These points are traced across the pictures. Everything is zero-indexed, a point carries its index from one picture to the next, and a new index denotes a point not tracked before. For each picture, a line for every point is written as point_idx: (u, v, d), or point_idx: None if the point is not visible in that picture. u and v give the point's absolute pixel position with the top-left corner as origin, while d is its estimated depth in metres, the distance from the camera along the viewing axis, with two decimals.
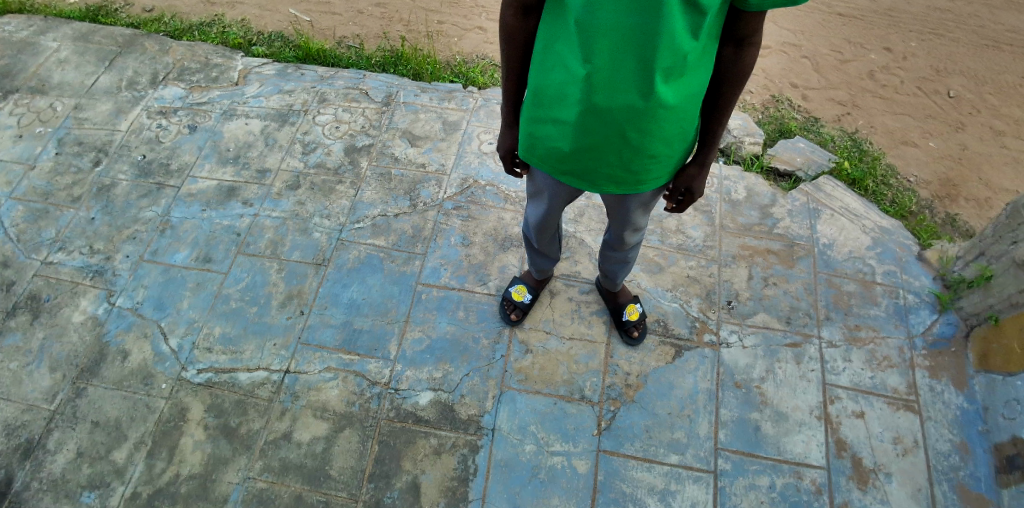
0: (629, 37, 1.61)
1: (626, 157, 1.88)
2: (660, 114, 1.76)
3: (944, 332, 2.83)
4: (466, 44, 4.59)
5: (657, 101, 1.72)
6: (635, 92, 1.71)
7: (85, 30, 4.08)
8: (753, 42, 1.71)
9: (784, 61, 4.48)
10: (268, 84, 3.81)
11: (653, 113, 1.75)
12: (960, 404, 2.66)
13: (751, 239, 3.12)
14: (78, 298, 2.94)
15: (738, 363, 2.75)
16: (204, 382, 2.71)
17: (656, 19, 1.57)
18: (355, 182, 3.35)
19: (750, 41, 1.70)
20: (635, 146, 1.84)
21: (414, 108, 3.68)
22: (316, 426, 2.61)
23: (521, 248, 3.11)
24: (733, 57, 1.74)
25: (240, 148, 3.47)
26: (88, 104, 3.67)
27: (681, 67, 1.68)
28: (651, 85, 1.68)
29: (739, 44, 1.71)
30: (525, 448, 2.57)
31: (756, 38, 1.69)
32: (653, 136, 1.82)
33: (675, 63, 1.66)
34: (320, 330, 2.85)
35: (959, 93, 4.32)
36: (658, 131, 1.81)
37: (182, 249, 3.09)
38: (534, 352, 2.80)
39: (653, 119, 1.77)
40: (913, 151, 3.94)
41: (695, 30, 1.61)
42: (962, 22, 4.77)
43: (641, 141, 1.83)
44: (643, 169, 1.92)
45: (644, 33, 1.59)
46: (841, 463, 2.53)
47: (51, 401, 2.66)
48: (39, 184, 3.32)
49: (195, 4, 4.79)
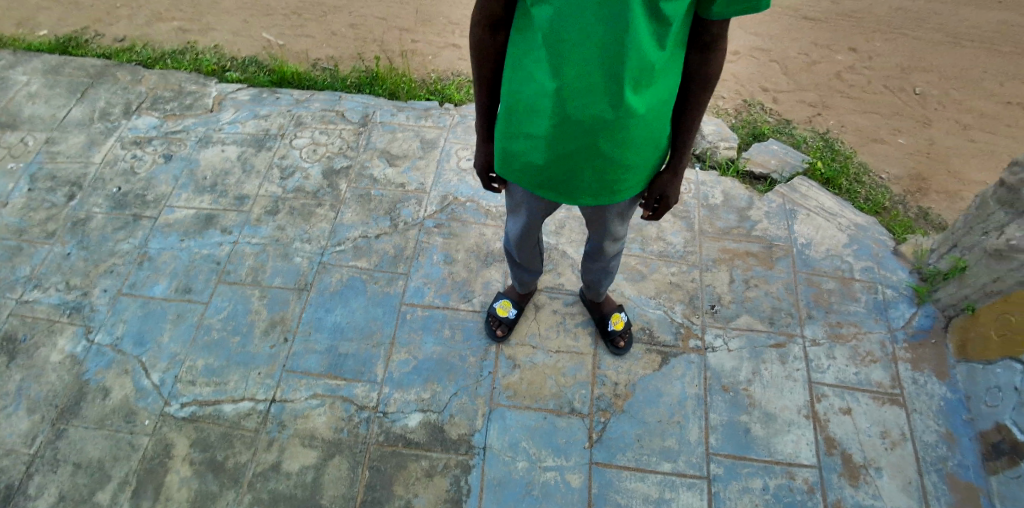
0: (596, 49, 1.62)
1: (600, 168, 1.89)
2: (631, 123, 1.77)
3: (924, 324, 2.86)
4: (441, 61, 4.61)
5: (628, 111, 1.73)
6: (606, 103, 1.72)
7: (55, 62, 4.04)
8: (717, 49, 1.74)
9: (753, 65, 4.54)
10: (243, 109, 3.79)
11: (625, 123, 1.76)
12: (944, 394, 2.69)
13: (731, 243, 3.14)
14: (55, 337, 2.89)
15: (724, 367, 2.76)
16: (188, 416, 2.66)
17: (622, 30, 1.58)
18: (334, 205, 3.33)
19: (714, 46, 1.73)
20: (608, 156, 1.85)
21: (390, 128, 3.68)
22: (305, 454, 2.58)
23: (504, 263, 3.11)
24: (699, 63, 1.77)
25: (217, 176, 3.44)
26: (60, 137, 3.63)
27: (648, 76, 1.69)
28: (621, 95, 1.69)
29: (704, 50, 1.75)
30: (517, 464, 2.55)
31: (720, 43, 1.72)
32: (626, 146, 1.83)
33: (643, 72, 1.67)
34: (305, 357, 2.82)
35: (924, 89, 4.40)
36: (631, 141, 1.82)
37: (161, 280, 3.05)
38: (521, 366, 2.79)
39: (625, 129, 1.78)
40: (883, 148, 4.00)
41: (660, 39, 1.64)
42: (924, 19, 4.86)
43: (615, 151, 1.84)
44: (618, 178, 1.93)
45: (611, 45, 1.61)
46: (832, 462, 2.54)
47: (31, 444, 2.60)
48: (12, 222, 3.26)
49: (166, 32, 4.77)
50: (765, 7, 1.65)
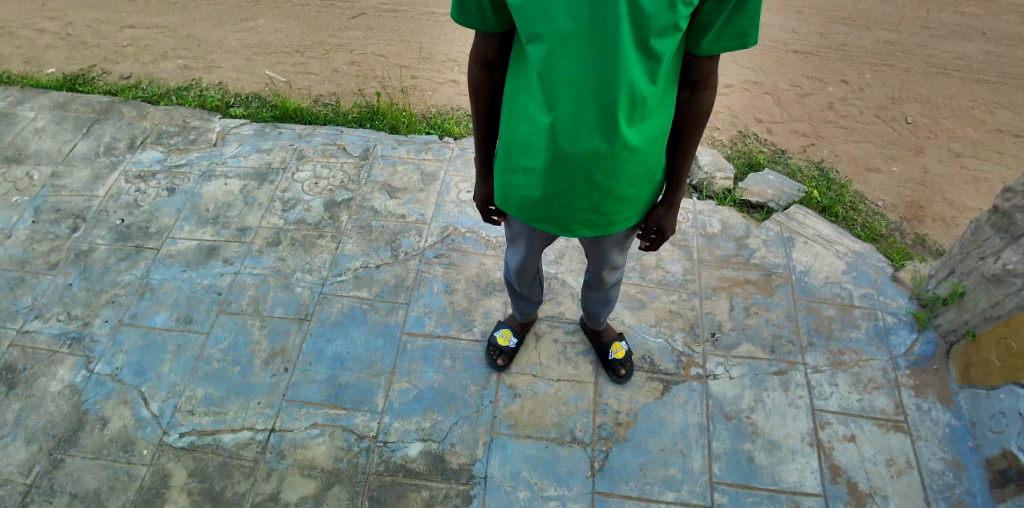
0: (588, 85, 1.66)
1: (595, 200, 1.92)
2: (625, 156, 1.80)
3: (925, 351, 2.86)
4: (440, 97, 4.69)
5: (621, 145, 1.77)
6: (599, 137, 1.75)
7: (62, 99, 4.12)
8: (708, 85, 1.79)
9: (747, 98, 4.63)
10: (246, 144, 3.84)
11: (618, 155, 1.79)
12: (948, 421, 2.68)
13: (730, 271, 3.16)
14: (55, 367, 2.88)
15: (726, 395, 2.75)
16: (186, 446, 2.64)
17: (613, 67, 1.62)
18: (336, 236, 3.36)
19: (703, 84, 1.79)
20: (603, 189, 1.88)
21: (391, 161, 3.73)
22: (304, 484, 2.55)
23: (504, 292, 3.12)
24: (690, 98, 1.82)
25: (220, 208, 3.48)
26: (66, 171, 3.68)
27: (641, 111, 1.73)
28: (614, 130, 1.73)
29: (693, 87, 1.80)
30: (518, 495, 2.52)
31: (709, 81, 1.78)
32: (620, 178, 1.87)
33: (635, 108, 1.71)
34: (305, 387, 2.81)
35: (916, 119, 4.48)
36: (624, 173, 1.85)
37: (162, 311, 3.06)
38: (522, 395, 2.78)
39: (618, 162, 1.81)
40: (877, 177, 4.06)
41: (652, 75, 1.68)
42: (912, 52, 4.97)
43: (609, 183, 1.87)
44: (612, 209, 1.96)
45: (603, 82, 1.65)
46: (837, 490, 2.51)
47: (27, 474, 2.58)
48: (15, 253, 3.28)
49: (172, 70, 4.88)
50: (752, 42, 1.70)
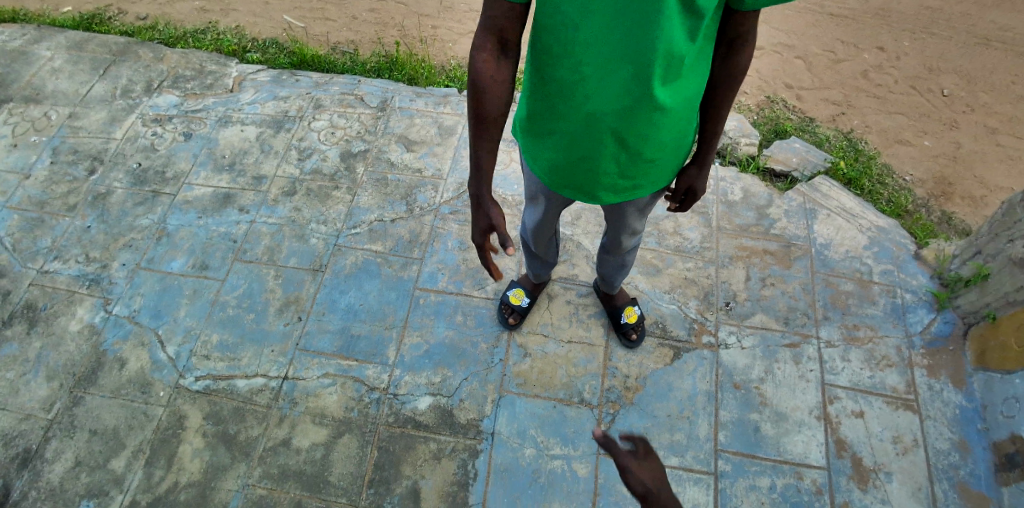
0: (624, 45, 1.59)
1: (624, 164, 1.88)
2: (658, 118, 1.75)
3: (942, 331, 2.83)
4: (460, 49, 4.59)
5: (656, 107, 1.71)
6: (633, 99, 1.69)
7: (79, 39, 4.07)
8: (745, 43, 1.76)
9: (777, 62, 4.49)
10: (263, 91, 3.80)
11: (650, 117, 1.74)
12: (959, 402, 2.66)
13: (748, 240, 3.12)
14: (74, 307, 2.93)
15: (737, 365, 2.75)
16: (202, 390, 2.70)
17: (653, 26, 1.55)
18: (352, 188, 3.34)
19: (741, 41, 1.75)
20: (633, 151, 1.84)
21: (409, 113, 3.68)
22: (316, 432, 2.60)
23: (518, 252, 3.11)
24: (726, 55, 1.79)
25: (237, 155, 3.47)
26: (83, 112, 3.66)
27: (677, 71, 1.67)
28: (650, 92, 1.67)
29: (731, 45, 1.77)
30: (525, 452, 2.56)
31: (747, 38, 1.74)
32: (651, 142, 1.82)
33: (672, 68, 1.65)
34: (318, 337, 2.84)
35: (952, 91, 4.33)
36: (657, 136, 1.81)
37: (179, 256, 3.08)
38: (532, 355, 2.79)
39: (651, 124, 1.76)
40: (907, 150, 3.95)
41: (691, 33, 1.61)
42: (953, 20, 4.78)
43: (640, 146, 1.82)
44: (642, 173, 1.92)
45: (641, 42, 1.58)
46: (841, 463, 2.53)
47: (48, 410, 2.65)
48: (34, 193, 3.31)
49: (188, 11, 4.80)
50: None
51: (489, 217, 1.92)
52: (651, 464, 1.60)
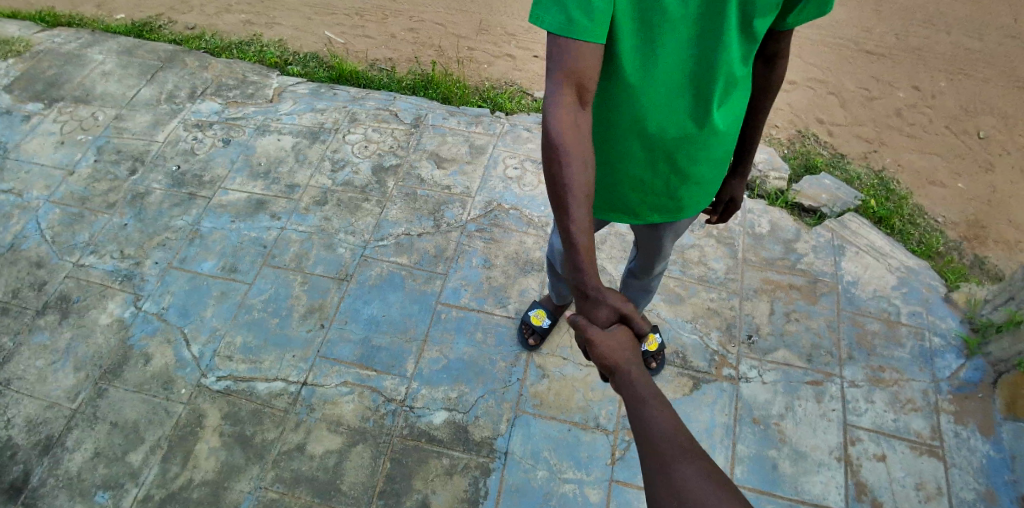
0: (686, 67, 1.57)
1: (673, 185, 1.86)
2: (712, 139, 1.75)
3: (971, 377, 2.76)
4: (495, 71, 4.67)
5: (712, 127, 1.70)
6: (690, 119, 1.67)
7: (130, 45, 4.24)
8: (782, 57, 1.87)
9: (811, 97, 4.48)
10: (301, 102, 3.90)
11: (704, 139, 1.73)
12: (987, 451, 2.59)
13: (774, 274, 3.09)
14: (106, 301, 3.00)
15: (757, 399, 2.71)
16: (222, 390, 2.74)
17: (716, 48, 1.54)
18: (381, 201, 3.39)
19: (779, 57, 1.87)
20: (684, 174, 1.83)
21: (441, 131, 3.74)
22: (330, 439, 2.62)
23: (542, 273, 3.12)
24: (764, 70, 1.90)
25: (272, 163, 3.55)
26: (129, 114, 3.79)
27: (730, 92, 1.68)
28: (707, 115, 1.67)
29: (769, 61, 1.88)
30: (537, 473, 2.54)
31: (785, 54, 1.86)
32: (702, 162, 1.81)
33: (728, 88, 1.65)
34: (339, 345, 2.88)
35: (989, 134, 4.28)
36: (706, 156, 1.80)
37: (209, 258, 3.15)
38: (550, 376, 2.79)
39: (704, 145, 1.76)
40: (940, 191, 3.90)
41: (745, 54, 1.62)
42: (993, 62, 4.73)
43: (690, 167, 1.81)
44: (689, 194, 1.91)
45: (703, 63, 1.56)
46: (861, 507, 2.46)
47: (73, 400, 2.71)
48: (77, 190, 3.42)
49: (235, 24, 4.96)
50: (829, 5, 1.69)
51: (608, 306, 1.52)
52: (618, 331, 1.52)
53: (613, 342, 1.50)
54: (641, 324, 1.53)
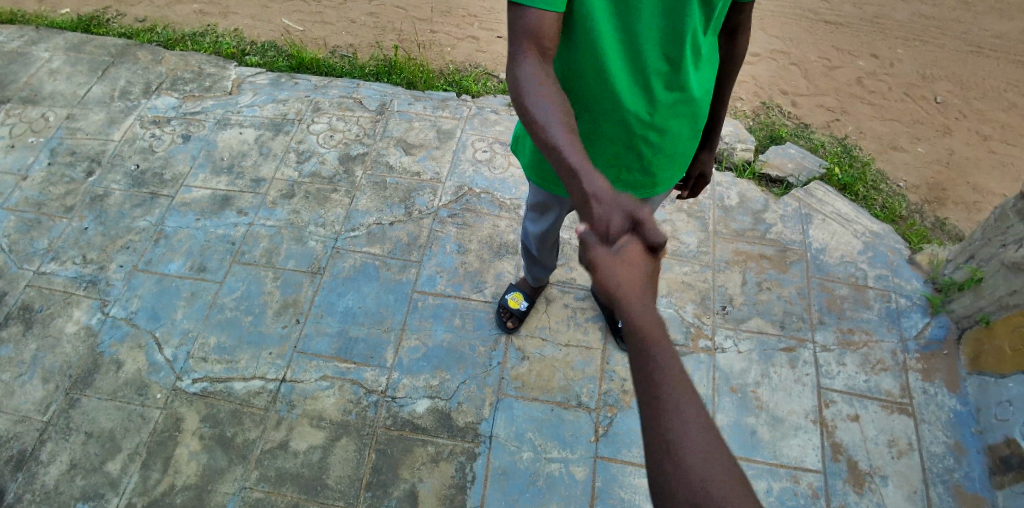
0: (654, 35, 1.56)
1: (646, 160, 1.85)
2: (682, 108, 1.75)
3: (936, 335, 2.86)
4: (459, 53, 4.61)
5: (682, 92, 1.70)
6: (660, 86, 1.67)
7: (77, 40, 4.07)
8: (743, 30, 1.91)
9: (774, 68, 4.52)
10: (261, 93, 3.80)
11: (675, 107, 1.73)
12: (953, 405, 2.69)
13: (744, 245, 3.14)
14: (71, 309, 2.92)
15: (733, 368, 2.76)
16: (198, 392, 2.69)
17: (681, 16, 1.54)
18: (350, 191, 3.35)
19: (740, 30, 1.91)
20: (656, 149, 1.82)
21: (407, 117, 3.69)
22: (313, 434, 2.60)
23: (517, 255, 3.12)
24: (728, 44, 1.94)
25: (235, 157, 3.47)
26: (81, 114, 3.66)
27: (696, 59, 1.68)
28: (676, 81, 1.66)
29: (731, 33, 1.91)
30: (522, 455, 2.57)
31: (745, 26, 1.89)
32: (674, 134, 1.81)
33: (695, 54, 1.66)
34: (315, 339, 2.85)
35: (946, 98, 4.38)
36: (677, 128, 1.79)
37: (176, 258, 3.08)
38: (530, 358, 2.80)
39: (674, 116, 1.75)
40: (902, 156, 4.00)
41: (706, 21, 1.63)
42: (948, 28, 4.82)
43: (662, 140, 1.80)
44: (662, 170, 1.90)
45: (669, 31, 1.57)
46: (837, 467, 2.54)
47: (44, 412, 2.64)
48: (31, 195, 3.30)
49: (187, 14, 4.80)
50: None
51: (620, 216, 1.34)
52: (627, 255, 1.32)
53: (621, 274, 1.29)
54: (654, 229, 1.33)
